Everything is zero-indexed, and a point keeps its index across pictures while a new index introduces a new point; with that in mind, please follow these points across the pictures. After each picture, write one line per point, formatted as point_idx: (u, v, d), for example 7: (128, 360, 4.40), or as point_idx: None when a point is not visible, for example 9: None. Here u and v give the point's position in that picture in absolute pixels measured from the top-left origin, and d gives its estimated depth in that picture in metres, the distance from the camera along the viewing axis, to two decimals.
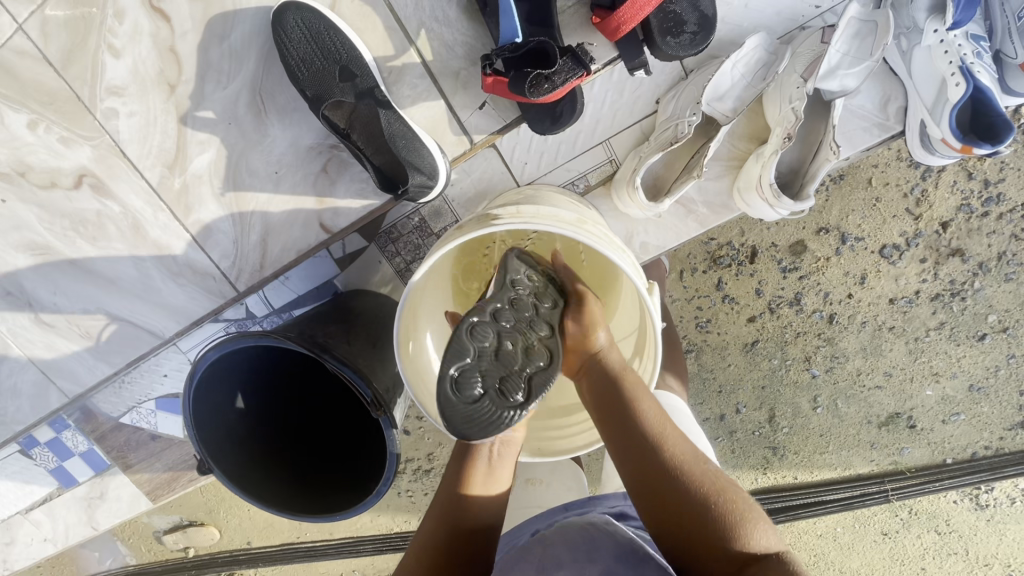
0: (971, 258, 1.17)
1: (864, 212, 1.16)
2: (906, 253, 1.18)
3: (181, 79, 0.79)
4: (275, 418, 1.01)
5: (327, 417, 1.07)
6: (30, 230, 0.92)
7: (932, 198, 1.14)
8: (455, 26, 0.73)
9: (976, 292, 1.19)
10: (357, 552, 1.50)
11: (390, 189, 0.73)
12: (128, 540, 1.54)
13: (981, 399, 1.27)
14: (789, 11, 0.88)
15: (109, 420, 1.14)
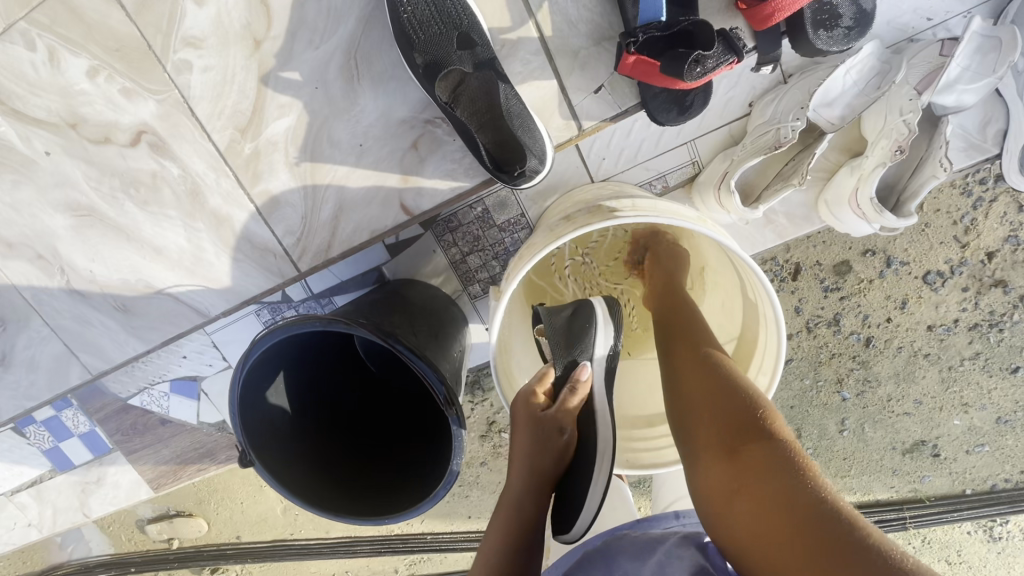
0: (1013, 289, 1.15)
1: (911, 237, 1.14)
2: (949, 280, 1.16)
3: (270, 34, 0.73)
4: (321, 406, 0.93)
5: (374, 404, 1.00)
6: (74, 188, 0.84)
7: (980, 228, 1.11)
8: (582, 2, 0.68)
9: (1013, 323, 1.17)
10: (353, 553, 1.42)
11: (498, 170, 0.67)
12: (109, 528, 1.43)
13: (1007, 431, 1.26)
14: (899, 21, 0.85)
15: (117, 402, 1.05)
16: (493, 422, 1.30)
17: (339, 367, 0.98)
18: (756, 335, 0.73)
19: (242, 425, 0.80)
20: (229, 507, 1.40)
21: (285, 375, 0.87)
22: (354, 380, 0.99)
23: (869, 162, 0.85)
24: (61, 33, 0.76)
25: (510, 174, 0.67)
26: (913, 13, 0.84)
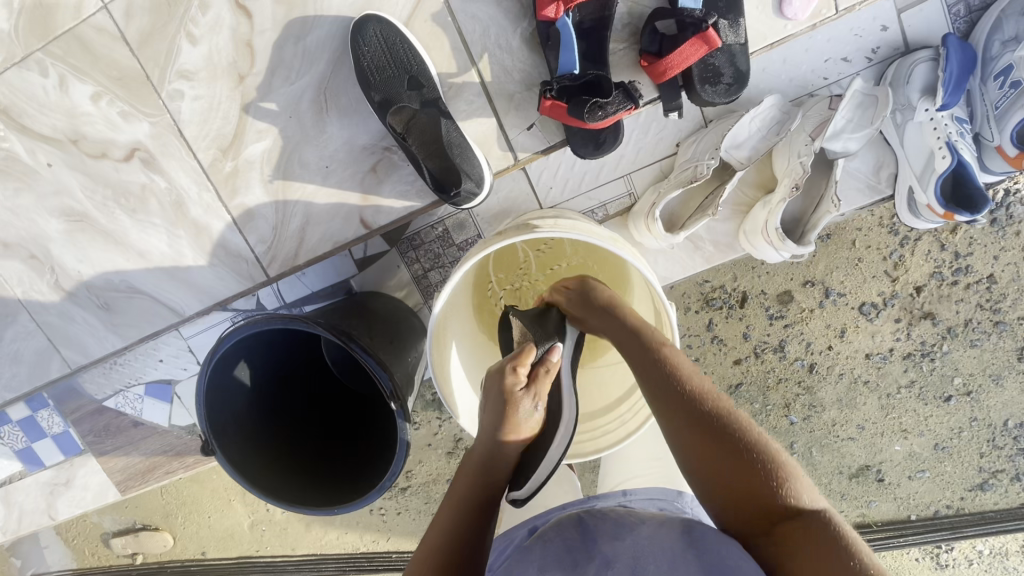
0: (941, 321, 1.27)
1: (847, 269, 1.26)
2: (883, 312, 1.28)
3: (252, 71, 0.85)
4: (283, 410, 1.01)
5: (333, 410, 1.08)
6: (70, 196, 0.95)
7: (909, 263, 1.24)
8: (516, 55, 0.80)
9: (944, 353, 1.29)
10: (318, 570, 1.48)
11: (440, 191, 0.79)
12: (72, 541, 1.49)
13: (944, 457, 1.35)
14: (801, 79, 0.98)
15: (92, 403, 1.12)
16: (459, 439, 1.36)
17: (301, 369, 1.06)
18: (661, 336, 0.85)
19: (206, 413, 0.87)
20: (197, 522, 1.47)
21: (250, 371, 0.95)
22: (314, 383, 1.08)
23: (776, 199, 0.97)
24: (71, 62, 0.87)
25: (450, 194, 0.78)
26: (811, 73, 0.98)
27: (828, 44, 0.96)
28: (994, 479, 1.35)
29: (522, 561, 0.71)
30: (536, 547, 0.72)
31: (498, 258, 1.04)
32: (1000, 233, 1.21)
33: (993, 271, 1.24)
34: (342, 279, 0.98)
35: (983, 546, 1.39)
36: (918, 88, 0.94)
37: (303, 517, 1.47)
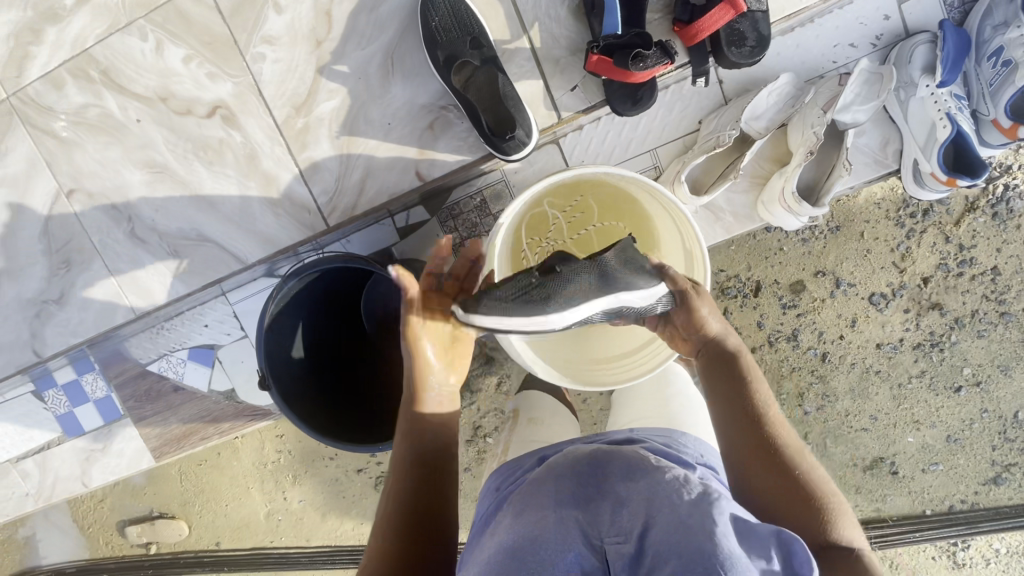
0: (948, 312, 1.34)
1: (856, 259, 1.34)
2: (892, 302, 1.35)
3: (329, 36, 0.97)
4: (327, 360, 1.08)
5: (372, 367, 1.14)
6: (153, 149, 1.05)
7: (916, 255, 1.33)
8: (563, 23, 0.92)
9: (953, 344, 1.35)
10: (331, 562, 1.50)
11: (494, 139, 0.88)
12: (87, 530, 1.55)
13: (957, 450, 1.39)
14: (812, 63, 1.09)
15: (137, 366, 1.22)
16: None
17: (343, 325, 1.13)
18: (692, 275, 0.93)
19: (262, 352, 0.94)
20: (213, 510, 1.52)
21: (298, 321, 1.02)
22: (354, 339, 1.14)
23: (791, 167, 1.06)
24: (168, 28, 0.99)
25: (500, 141, 0.88)
26: (821, 57, 1.09)
27: (839, 30, 1.07)
28: (1006, 473, 1.38)
29: (535, 497, 0.67)
30: (551, 481, 0.69)
31: (529, 224, 1.07)
32: (1001, 226, 1.30)
33: (997, 263, 1.32)
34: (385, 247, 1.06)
35: (999, 545, 1.41)
36: (919, 68, 1.04)
37: (318, 508, 1.49)
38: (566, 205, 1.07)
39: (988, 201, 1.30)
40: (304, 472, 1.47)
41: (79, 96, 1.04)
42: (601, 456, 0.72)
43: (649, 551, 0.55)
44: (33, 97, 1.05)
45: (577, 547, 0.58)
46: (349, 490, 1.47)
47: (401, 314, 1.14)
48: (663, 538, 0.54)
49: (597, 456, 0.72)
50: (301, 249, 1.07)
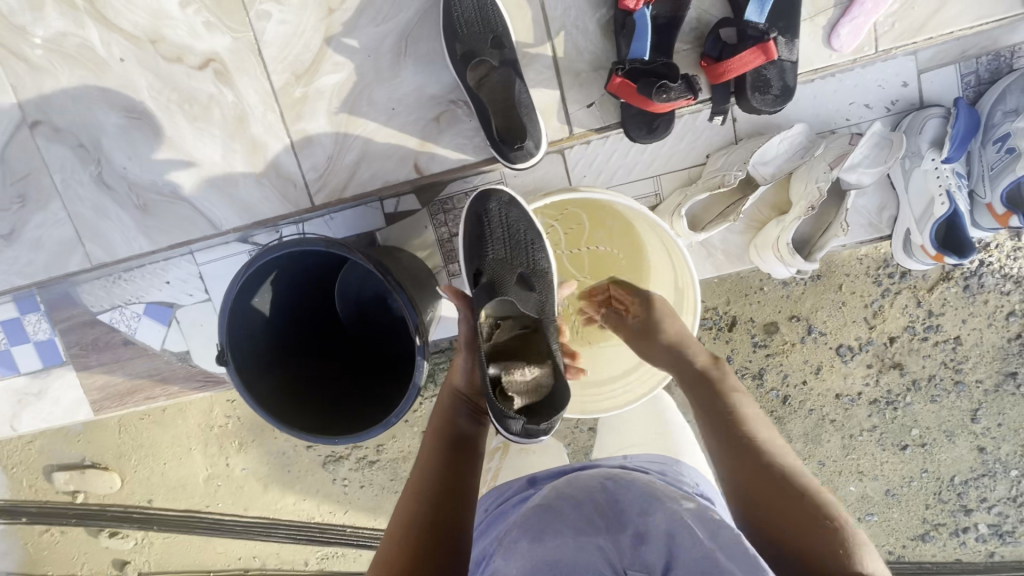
0: (908, 372, 1.38)
1: (831, 310, 1.35)
2: (857, 355, 1.38)
3: (342, 6, 0.91)
4: (294, 344, 1.04)
5: (341, 356, 1.11)
6: (134, 93, 0.97)
7: (887, 313, 1.35)
8: (590, 37, 0.88)
9: (906, 405, 1.39)
10: (267, 536, 1.46)
11: (501, 146, 0.85)
12: (10, 469, 1.46)
13: (893, 504, 1.44)
14: (826, 115, 1.09)
15: (87, 316, 1.13)
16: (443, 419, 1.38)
17: (317, 308, 1.09)
18: (680, 310, 0.93)
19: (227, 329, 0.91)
20: (149, 468, 1.45)
21: (270, 300, 0.98)
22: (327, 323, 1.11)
23: (790, 218, 1.07)
24: None
25: (505, 149, 0.85)
26: (836, 112, 1.08)
27: (858, 89, 1.06)
28: (935, 531, 1.43)
29: (550, 521, 0.73)
30: (564, 505, 0.75)
31: None
32: (969, 298, 1.32)
33: (959, 333, 1.34)
34: (370, 231, 1.01)
35: None
36: (928, 140, 1.04)
37: (262, 478, 1.44)
38: (557, 219, 1.03)
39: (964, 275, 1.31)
40: (253, 440, 1.42)
41: (58, 22, 0.95)
42: (606, 486, 0.77)
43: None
44: (6, 14, 0.96)
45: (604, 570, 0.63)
46: (295, 463, 1.43)
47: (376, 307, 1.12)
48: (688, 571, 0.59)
49: (603, 485, 0.78)
50: (282, 225, 1.02)
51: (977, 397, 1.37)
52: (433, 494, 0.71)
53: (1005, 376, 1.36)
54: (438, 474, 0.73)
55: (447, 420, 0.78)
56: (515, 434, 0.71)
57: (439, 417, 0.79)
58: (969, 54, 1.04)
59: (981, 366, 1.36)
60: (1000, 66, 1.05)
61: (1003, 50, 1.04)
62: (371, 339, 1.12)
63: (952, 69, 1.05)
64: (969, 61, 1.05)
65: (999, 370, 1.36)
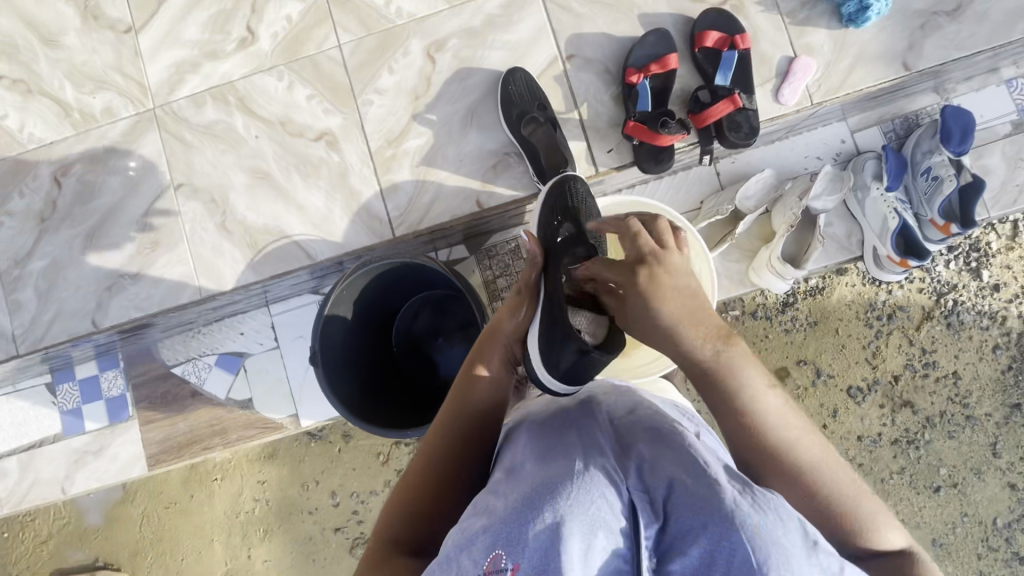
0: (919, 411, 1.50)
1: (834, 353, 1.50)
2: (868, 397, 1.51)
3: (426, 94, 1.25)
4: (358, 368, 1.21)
5: (391, 388, 1.27)
6: (262, 159, 1.28)
7: (885, 354, 1.50)
8: (607, 104, 1.22)
9: (927, 443, 1.49)
10: None
11: (547, 176, 1.14)
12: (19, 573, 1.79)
13: (943, 554, 1.48)
14: (790, 165, 1.39)
15: None
16: None
17: (376, 343, 1.29)
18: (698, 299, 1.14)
19: (320, 338, 1.10)
20: (165, 562, 1.74)
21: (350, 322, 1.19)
22: (383, 346, 1.31)
23: (776, 240, 1.32)
24: (301, 74, 1.28)
25: (549, 176, 1.14)
26: (796, 163, 1.39)
27: (809, 145, 1.39)
28: None
29: (555, 449, 0.67)
30: (571, 431, 0.70)
31: None
32: (955, 335, 1.48)
33: (955, 368, 1.49)
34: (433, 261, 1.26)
35: None
36: (871, 175, 1.35)
37: None
38: None
39: (949, 312, 1.49)
40: (278, 526, 1.71)
41: (213, 114, 1.30)
42: (608, 421, 0.73)
43: (670, 513, 0.56)
44: (176, 110, 1.30)
45: (606, 493, 0.58)
46: (319, 549, 1.69)
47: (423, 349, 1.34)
48: (688, 496, 0.56)
49: (608, 421, 0.73)
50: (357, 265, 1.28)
51: (992, 431, 1.49)
52: (459, 435, 0.80)
53: (1011, 407, 1.48)
54: (463, 416, 0.82)
55: (491, 358, 0.89)
56: (554, 384, 0.83)
57: (482, 356, 0.89)
58: (885, 118, 1.39)
59: (986, 400, 1.49)
60: (910, 125, 1.39)
61: (909, 113, 1.39)
62: (416, 378, 1.32)
63: (874, 129, 1.40)
64: (887, 123, 1.39)
65: (1004, 403, 1.49)
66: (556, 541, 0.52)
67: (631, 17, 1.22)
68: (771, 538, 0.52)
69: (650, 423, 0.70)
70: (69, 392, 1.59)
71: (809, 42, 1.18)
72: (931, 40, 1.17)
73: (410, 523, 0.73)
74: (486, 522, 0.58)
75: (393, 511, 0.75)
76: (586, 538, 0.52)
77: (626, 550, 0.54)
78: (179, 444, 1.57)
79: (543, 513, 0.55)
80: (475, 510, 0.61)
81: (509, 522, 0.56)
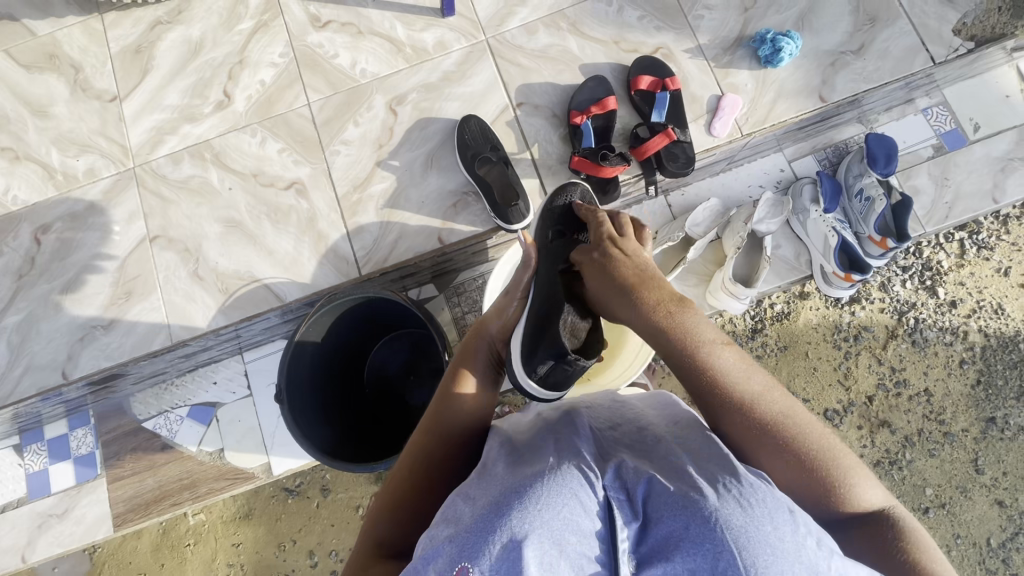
0: (898, 430, 1.50)
1: (807, 377, 1.50)
2: (845, 418, 1.50)
3: (388, 143, 1.35)
4: (328, 407, 1.23)
5: (364, 427, 1.29)
6: (234, 209, 1.35)
7: (856, 374, 1.51)
8: (555, 144, 1.32)
9: (909, 462, 1.49)
10: None
11: (501, 211, 1.23)
12: None
13: None
14: (737, 194, 1.48)
15: None
16: None
17: (346, 383, 1.31)
18: None
19: (286, 367, 1.11)
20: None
21: (317, 359, 1.21)
22: (351, 383, 1.33)
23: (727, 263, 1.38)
24: (274, 131, 1.38)
25: (504, 211, 1.22)
26: (741, 192, 1.49)
27: (751, 175, 1.49)
28: None
29: (530, 456, 0.67)
30: (548, 440, 0.69)
31: None
32: (921, 352, 1.51)
33: (926, 385, 1.51)
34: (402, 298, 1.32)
35: None
36: (809, 200, 1.44)
37: None
38: None
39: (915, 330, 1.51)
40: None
41: (190, 169, 1.38)
42: (590, 431, 0.73)
43: (651, 516, 0.56)
44: (155, 168, 1.39)
45: (586, 495, 0.57)
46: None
47: (394, 388, 1.38)
48: (665, 495, 0.57)
49: (588, 429, 0.73)
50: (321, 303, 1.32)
51: (971, 447, 1.49)
52: (448, 431, 0.76)
53: (986, 422, 1.49)
54: (451, 410, 0.79)
55: (478, 356, 0.90)
56: (532, 386, 0.90)
57: (468, 357, 0.89)
58: (818, 148, 1.49)
59: (960, 416, 1.50)
60: (841, 152, 1.49)
61: (839, 142, 1.49)
62: (389, 417, 1.34)
63: (809, 158, 1.50)
64: (820, 152, 1.49)
65: (978, 418, 1.50)
66: (526, 547, 0.50)
67: (572, 68, 1.35)
68: (755, 534, 0.52)
69: (634, 440, 0.72)
70: (36, 453, 1.57)
71: (733, 82, 1.32)
72: (841, 75, 1.34)
73: (394, 527, 0.68)
74: (452, 530, 0.55)
75: (376, 515, 0.70)
76: (558, 543, 0.51)
77: (603, 555, 0.53)
78: (147, 501, 1.53)
79: (512, 519, 0.53)
80: (443, 519, 0.58)
81: (474, 529, 0.53)
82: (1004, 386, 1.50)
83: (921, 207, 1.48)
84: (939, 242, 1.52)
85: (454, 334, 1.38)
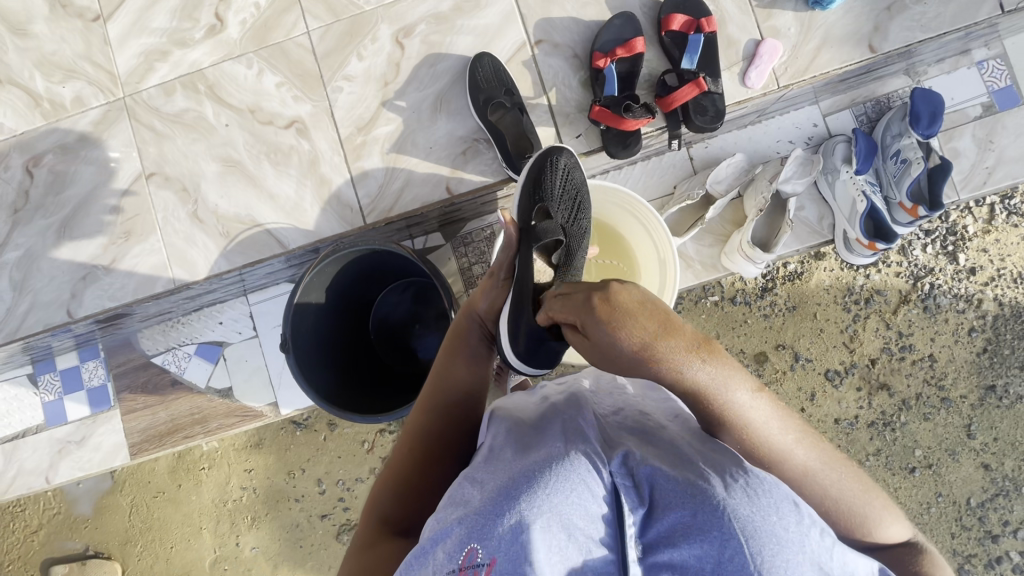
0: (895, 393, 1.49)
1: (812, 338, 1.48)
2: (845, 380, 1.49)
3: (395, 80, 1.25)
4: (331, 356, 1.23)
5: (367, 375, 1.30)
6: (233, 148, 1.28)
7: (863, 336, 1.48)
8: (575, 90, 1.23)
9: (902, 425, 1.49)
10: None
11: (512, 162, 1.17)
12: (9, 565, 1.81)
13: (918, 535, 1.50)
14: (764, 149, 1.39)
15: None
16: None
17: (349, 331, 1.30)
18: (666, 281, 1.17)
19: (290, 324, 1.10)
20: (155, 551, 1.76)
21: (319, 309, 1.19)
22: (355, 330, 1.33)
23: (747, 225, 1.31)
24: (271, 62, 1.28)
25: (516, 161, 1.16)
26: (769, 148, 1.39)
27: (781, 129, 1.39)
28: (970, 564, 1.49)
29: (536, 437, 0.65)
30: (555, 422, 0.67)
31: None
32: (932, 318, 1.47)
33: (932, 351, 1.48)
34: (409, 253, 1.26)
35: None
36: (841, 159, 1.36)
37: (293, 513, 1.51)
38: None
39: (925, 293, 1.47)
40: (264, 515, 1.73)
41: (183, 102, 1.30)
42: (595, 417, 0.70)
43: (658, 502, 0.54)
44: (146, 99, 1.30)
45: (591, 482, 0.55)
46: (306, 537, 1.71)
47: (395, 339, 1.36)
48: (668, 485, 0.55)
49: (593, 414, 0.70)
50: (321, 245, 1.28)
51: (966, 412, 1.49)
52: (449, 406, 0.80)
53: (985, 390, 1.48)
54: (447, 389, 0.82)
55: (471, 335, 0.89)
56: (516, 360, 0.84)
57: (461, 335, 0.89)
58: (858, 101, 1.39)
59: (961, 382, 1.48)
60: (882, 108, 1.39)
61: (881, 97, 1.39)
62: (391, 366, 1.35)
63: (846, 112, 1.40)
64: (859, 106, 1.40)
65: (978, 385, 1.48)
66: (528, 534, 0.49)
67: (598, 1, 1.22)
68: (761, 524, 0.50)
69: (641, 422, 0.70)
70: (50, 382, 1.60)
71: (775, 24, 1.21)
72: (896, 21, 1.21)
73: (393, 504, 0.71)
74: (459, 513, 0.55)
75: (382, 490, 0.73)
76: (565, 528, 0.51)
77: (609, 538, 0.53)
78: (161, 432, 1.58)
79: (517, 505, 0.52)
80: (450, 501, 0.59)
81: (483, 513, 0.53)
82: (1010, 356, 1.47)
83: (958, 170, 1.39)
84: (967, 207, 1.45)
85: (461, 285, 1.35)
